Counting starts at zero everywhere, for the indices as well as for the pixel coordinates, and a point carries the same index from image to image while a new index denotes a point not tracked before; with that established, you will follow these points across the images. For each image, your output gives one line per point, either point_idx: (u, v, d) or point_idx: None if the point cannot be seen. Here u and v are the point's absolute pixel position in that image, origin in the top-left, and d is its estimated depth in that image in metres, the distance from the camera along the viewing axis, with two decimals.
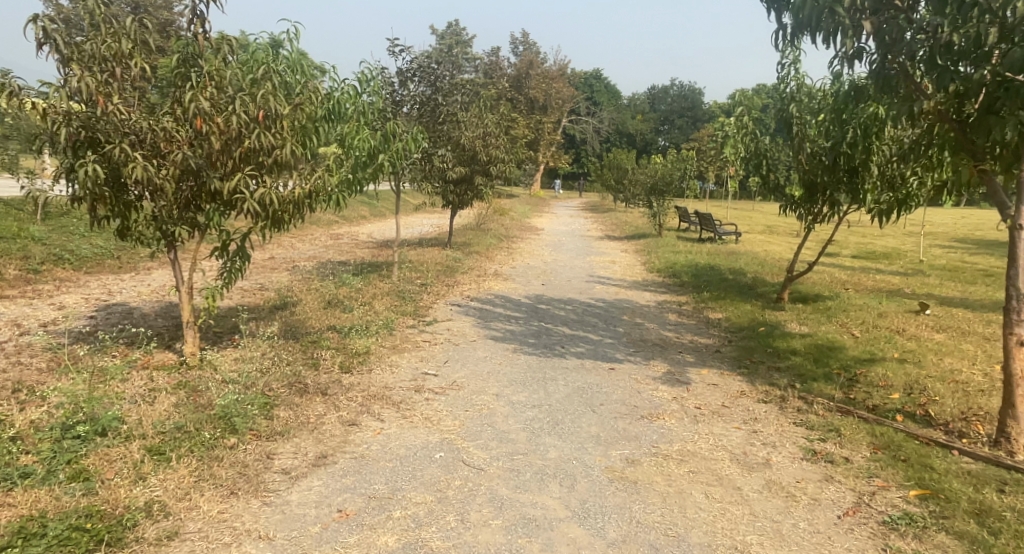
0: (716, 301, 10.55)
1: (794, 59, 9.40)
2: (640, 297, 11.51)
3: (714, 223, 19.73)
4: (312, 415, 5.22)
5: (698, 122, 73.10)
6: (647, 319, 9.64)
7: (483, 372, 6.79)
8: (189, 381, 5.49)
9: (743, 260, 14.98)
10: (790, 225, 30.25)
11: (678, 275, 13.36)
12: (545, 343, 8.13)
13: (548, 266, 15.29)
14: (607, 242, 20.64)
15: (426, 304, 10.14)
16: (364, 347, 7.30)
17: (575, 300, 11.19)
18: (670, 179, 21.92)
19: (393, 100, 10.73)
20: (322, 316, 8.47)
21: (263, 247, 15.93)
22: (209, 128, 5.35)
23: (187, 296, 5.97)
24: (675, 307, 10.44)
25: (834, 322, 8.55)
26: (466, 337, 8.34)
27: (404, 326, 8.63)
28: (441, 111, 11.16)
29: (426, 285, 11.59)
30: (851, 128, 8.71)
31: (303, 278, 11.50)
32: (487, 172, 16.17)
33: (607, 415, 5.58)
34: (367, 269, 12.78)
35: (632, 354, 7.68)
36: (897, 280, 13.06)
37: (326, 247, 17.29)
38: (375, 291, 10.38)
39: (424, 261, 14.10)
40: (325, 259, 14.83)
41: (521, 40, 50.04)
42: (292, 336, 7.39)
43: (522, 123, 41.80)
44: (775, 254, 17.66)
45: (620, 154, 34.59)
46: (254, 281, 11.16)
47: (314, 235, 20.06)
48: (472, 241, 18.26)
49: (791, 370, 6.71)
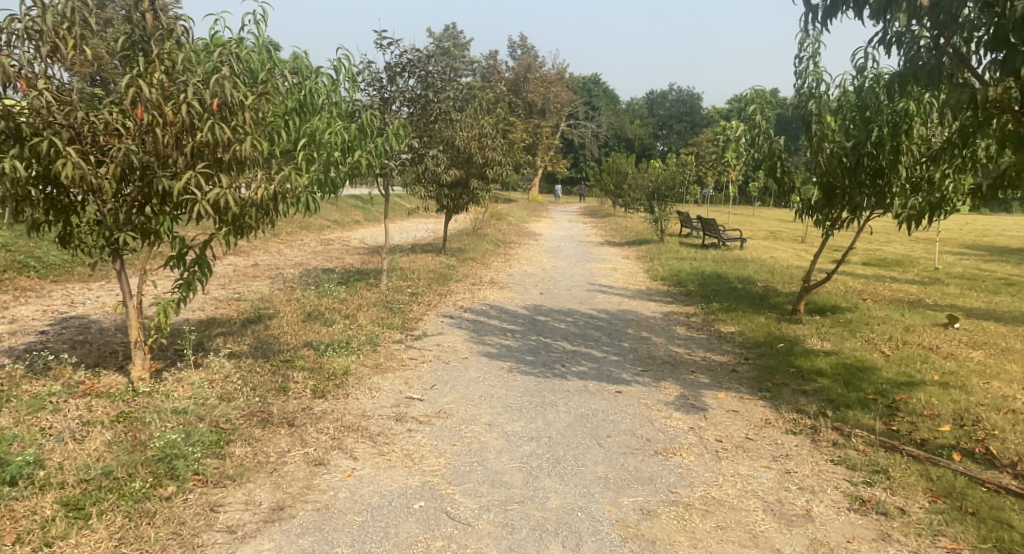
0: (727, 312, 9.83)
1: (812, 52, 8.73)
2: (644, 308, 10.79)
3: (718, 229, 19.07)
4: (273, 453, 4.49)
5: (698, 127, 72.56)
6: (654, 332, 8.92)
7: (475, 396, 6.07)
8: (131, 412, 4.78)
9: (751, 268, 14.29)
10: (794, 231, 29.62)
11: (684, 283, 12.65)
12: (543, 360, 7.41)
13: (546, 273, 14.57)
14: (607, 249, 19.96)
15: (415, 316, 9.42)
16: (343, 367, 6.57)
17: (576, 311, 10.46)
18: (672, 184, 21.23)
19: (381, 96, 10.00)
20: (299, 331, 7.74)
21: (248, 254, 15.19)
22: (153, 118, 4.66)
23: (135, 311, 5.28)
24: (683, 319, 9.73)
25: (859, 338, 7.83)
26: (457, 354, 7.62)
27: (389, 342, 7.90)
28: (433, 109, 10.45)
29: (416, 294, 10.88)
30: (877, 126, 8.01)
31: (285, 288, 10.78)
32: (483, 175, 15.47)
33: (615, 449, 4.86)
34: (355, 277, 12.05)
35: (639, 373, 6.97)
36: (915, 289, 12.35)
37: (315, 254, 16.56)
38: (361, 302, 9.65)
39: (415, 268, 13.39)
40: (311, 266, 14.10)
41: (519, 43, 49.45)
42: (262, 354, 6.67)
43: (520, 126, 41.17)
44: (783, 261, 16.96)
45: (620, 159, 33.93)
46: (232, 291, 10.45)
47: (303, 240, 19.34)
48: (468, 247, 17.55)
49: (820, 394, 5.99)
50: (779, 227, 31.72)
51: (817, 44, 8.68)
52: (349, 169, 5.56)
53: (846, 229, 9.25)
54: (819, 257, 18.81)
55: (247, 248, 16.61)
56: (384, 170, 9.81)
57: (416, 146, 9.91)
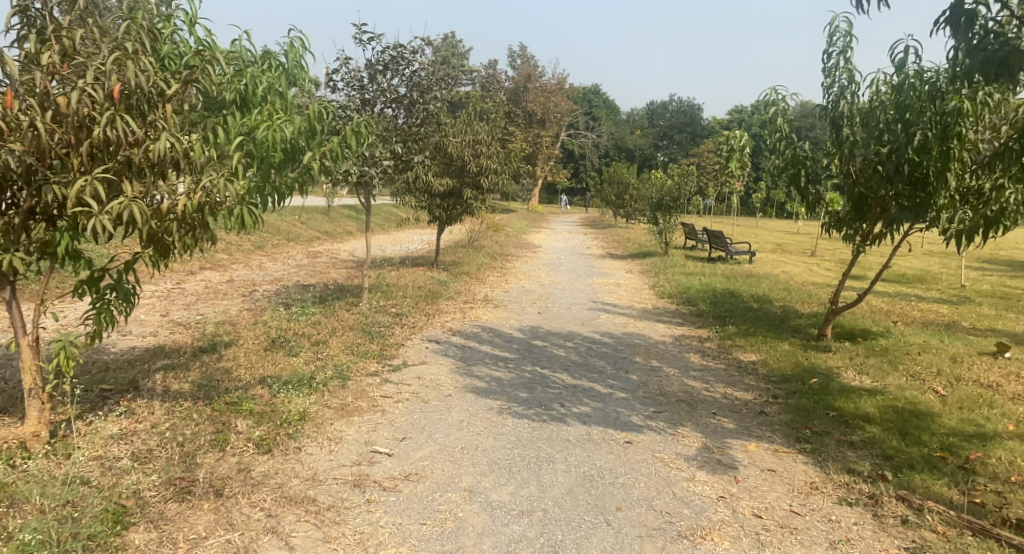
0: (745, 338, 8.81)
1: (842, 47, 7.71)
2: (652, 331, 9.78)
3: (726, 242, 18.05)
4: (185, 542, 3.50)
5: (699, 137, 71.85)
6: (665, 361, 7.91)
7: (456, 448, 5.05)
8: (10, 483, 3.80)
9: (766, 286, 13.24)
10: (801, 243, 28.63)
11: (695, 302, 11.64)
12: (539, 398, 6.37)
13: (545, 290, 13.56)
14: (609, 262, 18.93)
15: (395, 341, 8.39)
16: (300, 410, 5.55)
17: (577, 334, 9.45)
18: (678, 194, 20.25)
19: (360, 96, 8.96)
20: (257, 363, 6.71)
21: (225, 271, 14.19)
22: (36, 109, 3.69)
23: (30, 351, 4.29)
24: (697, 346, 8.70)
25: (903, 370, 6.82)
26: (440, 390, 6.60)
27: (362, 375, 6.87)
28: (418, 113, 9.40)
29: (400, 315, 9.84)
30: (920, 130, 7.06)
31: (254, 308, 9.76)
32: (477, 185, 14.43)
33: (628, 530, 3.84)
34: (334, 295, 11.05)
35: (651, 415, 5.93)
36: (946, 309, 11.35)
37: (299, 268, 15.54)
38: (335, 325, 8.62)
39: (403, 285, 12.39)
40: (292, 282, 13.09)
41: (518, 51, 48.67)
42: (205, 395, 5.65)
43: (518, 136, 40.30)
44: (798, 277, 15.97)
45: (621, 168, 33.00)
46: (195, 313, 9.42)
47: (288, 253, 18.31)
48: (463, 261, 16.56)
49: (872, 446, 4.97)
50: (787, 239, 30.70)
51: (849, 37, 7.66)
52: (315, 175, 4.53)
53: (878, 245, 8.24)
54: (836, 273, 17.82)
55: (226, 262, 15.57)
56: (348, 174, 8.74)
57: (395, 151, 8.88)
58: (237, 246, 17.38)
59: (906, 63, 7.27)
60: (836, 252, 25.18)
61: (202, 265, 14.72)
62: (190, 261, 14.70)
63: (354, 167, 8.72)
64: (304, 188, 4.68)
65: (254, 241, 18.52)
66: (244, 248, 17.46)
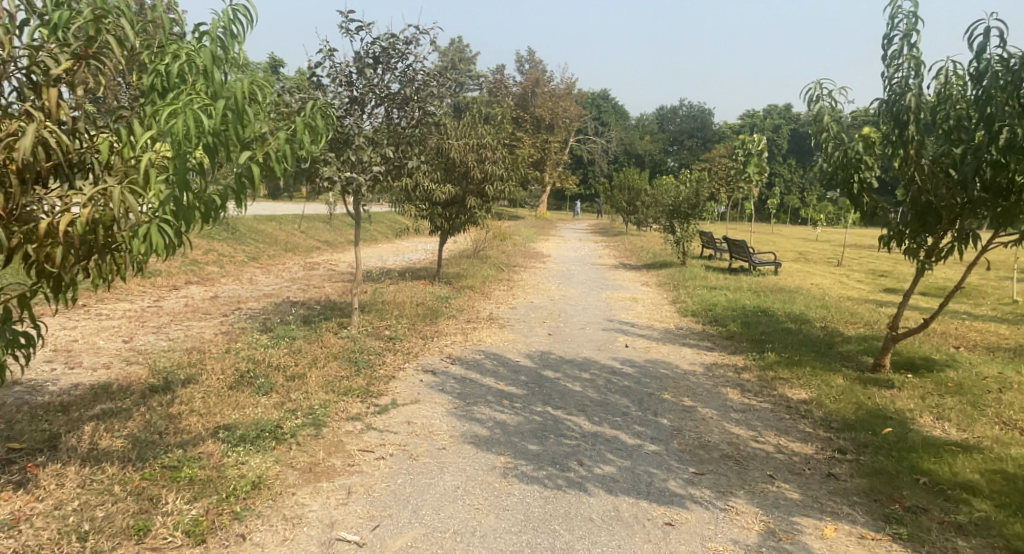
0: (790, 371, 7.66)
1: (905, 30, 6.55)
2: (680, 357, 8.67)
3: (749, 251, 16.89)
4: None
5: (710, 142, 70.59)
6: (699, 399, 6.79)
7: (449, 532, 3.94)
8: None
9: (799, 304, 12.09)
10: (823, 251, 27.36)
11: (724, 322, 10.55)
12: (553, 452, 5.24)
13: (556, 305, 12.49)
14: (623, 274, 17.79)
15: (385, 373, 7.28)
16: (255, 475, 4.44)
17: (594, 361, 8.35)
18: (696, 201, 19.12)
19: (349, 90, 7.74)
20: (214, 404, 5.59)
21: (210, 286, 13.11)
22: None
23: None
24: (734, 381, 7.56)
25: (991, 417, 5.71)
26: (435, 439, 5.51)
27: (341, 420, 5.77)
28: (413, 113, 8.28)
29: (394, 339, 8.72)
30: (1007, 125, 5.89)
31: (230, 330, 8.67)
32: (482, 192, 13.34)
33: None
34: (324, 313, 9.98)
35: (692, 479, 4.80)
36: (1006, 329, 10.21)
37: (291, 281, 14.49)
38: (317, 352, 7.51)
39: (401, 301, 11.34)
40: (281, 297, 12.02)
41: (526, 57, 47.75)
42: (137, 454, 4.51)
43: (526, 141, 39.30)
44: (830, 291, 14.83)
45: (633, 173, 31.87)
46: (163, 337, 8.35)
47: (284, 264, 17.25)
48: (467, 272, 15.49)
49: (988, 533, 3.85)
50: (806, 247, 29.46)
51: (914, 18, 6.51)
52: (256, 179, 3.30)
53: (947, 260, 7.11)
54: (869, 286, 16.66)
55: (215, 275, 14.52)
56: (323, 164, 7.62)
57: (388, 154, 7.76)
58: (229, 258, 16.33)
59: (984, 47, 6.10)
60: (861, 261, 23.91)
61: (187, 278, 13.68)
62: (174, 274, 13.65)
63: (336, 170, 7.60)
64: (243, 197, 3.45)
65: (247, 251, 17.47)
66: (236, 259, 16.41)
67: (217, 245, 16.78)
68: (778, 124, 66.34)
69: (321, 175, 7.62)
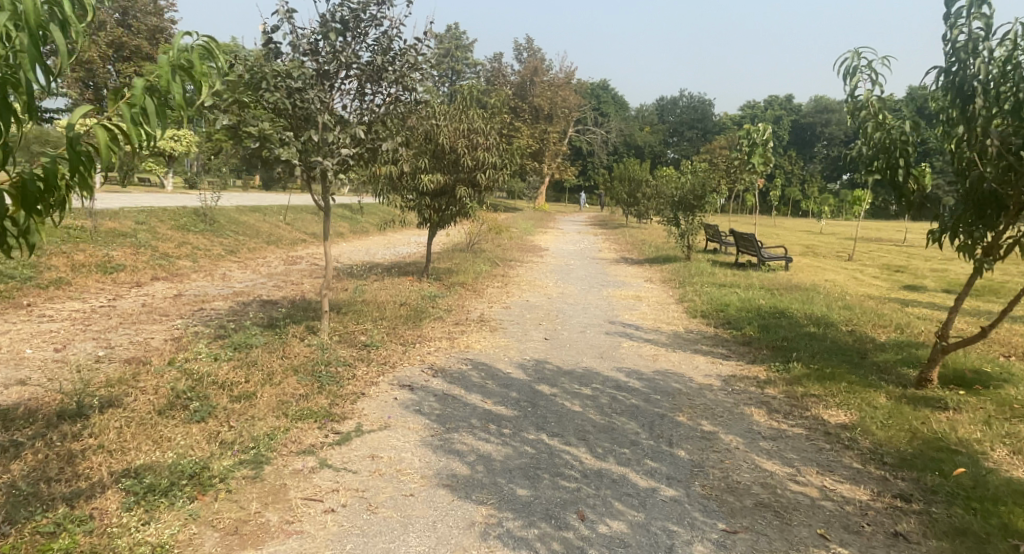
0: (823, 387, 6.65)
1: None
2: (694, 368, 7.65)
3: (758, 246, 15.87)
4: None
5: (710, 134, 69.42)
6: (722, 424, 5.78)
7: None
8: None
9: (820, 304, 11.08)
10: (830, 245, 26.37)
11: (740, 326, 9.53)
12: (548, 499, 4.24)
13: (554, 305, 11.45)
14: (624, 269, 16.74)
15: (352, 389, 6.22)
16: (156, 544, 3.45)
17: (597, 373, 7.32)
18: (702, 193, 18.04)
19: (313, 60, 6.60)
20: (130, 437, 4.55)
21: (177, 282, 12.00)
22: None
23: None
24: (758, 398, 6.54)
25: None
26: (403, 479, 4.50)
27: (292, 455, 4.74)
28: (388, 88, 7.17)
29: (369, 347, 7.69)
30: None
31: (183, 336, 7.60)
32: (474, 182, 12.27)
33: None
34: (294, 315, 8.93)
35: (723, 542, 3.81)
36: None
37: (268, 277, 13.42)
38: (275, 365, 6.45)
39: (383, 301, 10.29)
40: (252, 295, 10.95)
41: (525, 45, 46.54)
42: (5, 514, 3.51)
43: (523, 131, 38.19)
44: (848, 290, 13.82)
45: (633, 164, 30.77)
46: (103, 345, 7.27)
47: (264, 259, 16.15)
48: (459, 268, 14.44)
49: None
50: (812, 241, 28.45)
51: None
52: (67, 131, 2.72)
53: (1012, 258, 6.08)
54: (887, 284, 15.66)
55: (186, 271, 13.42)
56: (279, 145, 6.38)
57: (360, 134, 6.62)
58: (204, 252, 15.22)
59: None
60: (871, 256, 22.90)
61: (154, 274, 12.56)
62: (140, 270, 12.54)
63: (295, 151, 6.37)
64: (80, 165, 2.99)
65: (226, 245, 16.36)
66: (212, 253, 15.30)
67: (191, 238, 15.67)
68: (780, 115, 65.26)
69: (277, 158, 6.42)
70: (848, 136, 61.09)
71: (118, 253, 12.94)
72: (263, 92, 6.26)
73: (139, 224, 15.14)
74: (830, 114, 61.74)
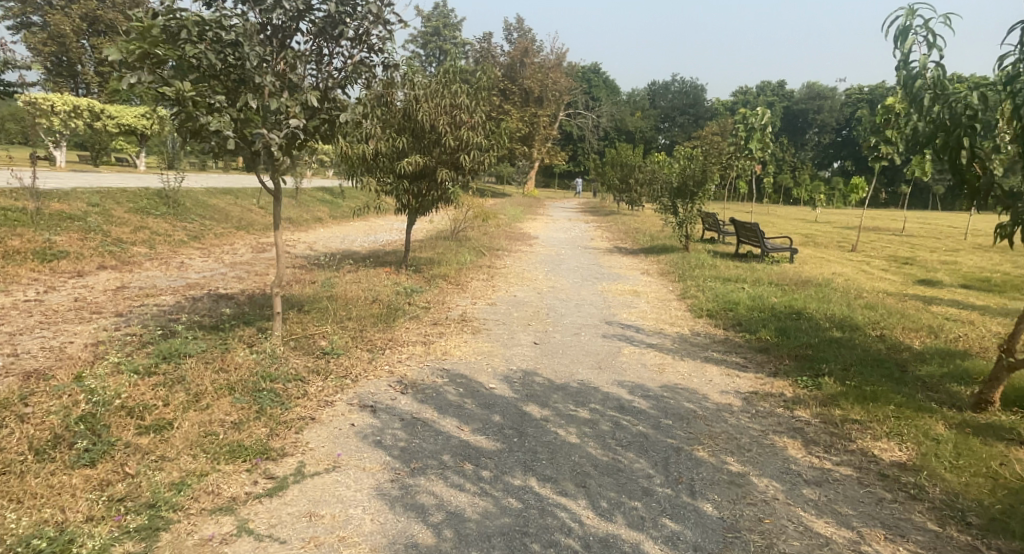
0: (866, 411, 5.60)
1: None
2: (708, 382, 6.56)
3: (762, 236, 14.79)
4: None
5: (702, 120, 68.29)
6: (752, 462, 4.70)
7: None
8: None
9: (838, 303, 10.04)
10: (829, 235, 25.39)
11: (755, 328, 8.47)
12: None
13: (545, 301, 10.34)
14: (618, 260, 15.63)
15: (300, 412, 5.07)
16: None
17: (596, 388, 6.22)
18: (702, 179, 16.92)
19: (254, 10, 5.32)
20: None
21: (124, 273, 10.73)
22: None
23: None
24: (790, 424, 5.45)
25: None
26: None
27: (201, 514, 3.62)
28: (349, 48, 5.97)
29: (328, 355, 6.55)
30: None
31: (106, 341, 6.40)
32: (457, 164, 11.10)
33: None
34: (245, 313, 7.75)
35: None
36: None
37: (230, 266, 12.17)
38: (206, 379, 5.28)
39: (352, 296, 9.13)
40: (207, 288, 9.77)
41: (515, 25, 45.15)
42: None
43: (513, 115, 36.92)
44: (860, 285, 12.81)
45: (626, 149, 29.55)
46: (7, 352, 6.06)
47: (231, 245, 14.88)
48: (441, 258, 13.28)
49: None
50: (810, 231, 27.48)
51: None
52: None
53: None
54: (898, 278, 14.67)
55: (140, 258, 12.14)
56: (207, 112, 5.14)
57: (313, 100, 5.35)
58: (164, 237, 13.93)
59: None
60: (874, 246, 21.94)
61: (102, 263, 11.28)
62: (85, 257, 11.26)
63: (228, 121, 5.12)
64: None
65: (189, 230, 15.07)
66: (173, 239, 14.02)
67: (151, 222, 14.38)
68: (772, 102, 64.27)
69: (207, 130, 5.18)
70: (841, 123, 60.15)
71: (62, 238, 11.66)
72: (184, 44, 4.98)
73: (92, 206, 13.83)
74: (824, 100, 60.69)
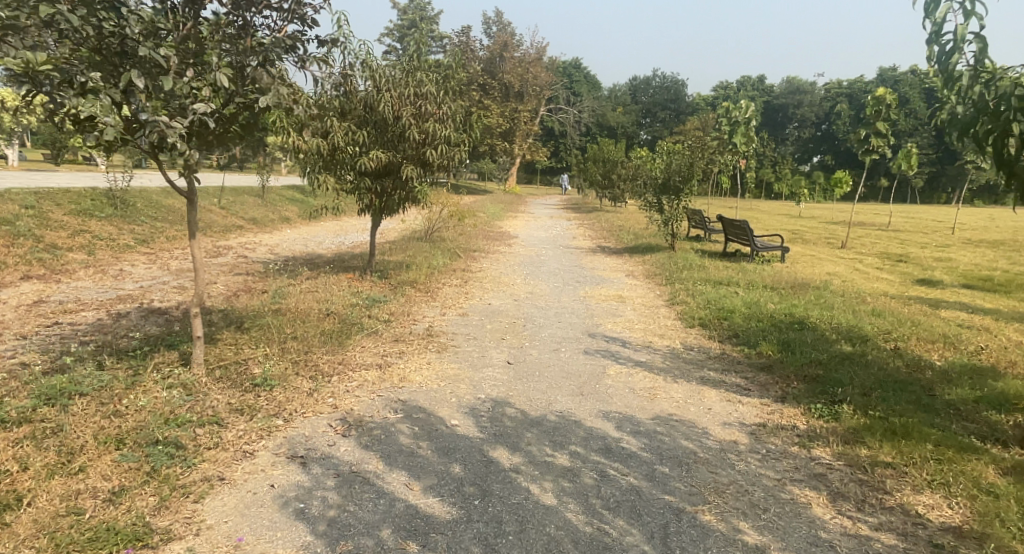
0: (900, 451, 4.67)
1: None
2: (708, 412, 5.60)
3: (753, 235, 13.89)
4: None
5: (683, 116, 67.63)
6: (769, 529, 3.76)
7: None
8: None
9: (842, 309, 9.15)
10: (816, 231, 24.63)
11: (755, 341, 7.53)
12: None
13: (522, 310, 9.35)
14: (601, 261, 14.68)
15: (205, 471, 4.03)
16: None
17: (577, 423, 5.23)
18: (689, 175, 16.00)
19: None
20: None
21: (50, 284, 9.58)
22: None
23: None
24: (810, 470, 4.51)
25: None
26: None
27: None
28: (276, 16, 4.96)
29: (260, 386, 5.50)
30: None
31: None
32: (423, 159, 10.06)
33: None
34: (173, 333, 6.68)
35: None
36: None
37: (175, 274, 11.04)
38: (90, 429, 4.23)
39: (303, 309, 8.09)
40: (139, 301, 8.66)
41: (495, 19, 44.08)
42: None
43: (493, 110, 35.83)
44: (859, 287, 11.97)
45: (608, 144, 28.61)
46: None
47: (183, 250, 13.72)
48: (410, 262, 12.24)
49: None
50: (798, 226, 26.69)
51: None
52: None
53: None
54: (896, 278, 13.84)
55: (74, 266, 10.98)
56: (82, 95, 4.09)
57: (223, 79, 4.34)
58: (107, 242, 12.75)
59: None
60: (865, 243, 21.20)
61: (28, 272, 10.11)
62: (9, 267, 10.09)
63: (109, 106, 4.05)
64: None
65: (137, 234, 13.89)
66: (116, 244, 12.82)
67: (93, 225, 13.18)
68: (753, 97, 63.79)
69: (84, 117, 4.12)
70: (821, 118, 59.76)
71: None
72: (40, 5, 3.87)
73: (25, 208, 12.60)
74: (804, 95, 60.34)
